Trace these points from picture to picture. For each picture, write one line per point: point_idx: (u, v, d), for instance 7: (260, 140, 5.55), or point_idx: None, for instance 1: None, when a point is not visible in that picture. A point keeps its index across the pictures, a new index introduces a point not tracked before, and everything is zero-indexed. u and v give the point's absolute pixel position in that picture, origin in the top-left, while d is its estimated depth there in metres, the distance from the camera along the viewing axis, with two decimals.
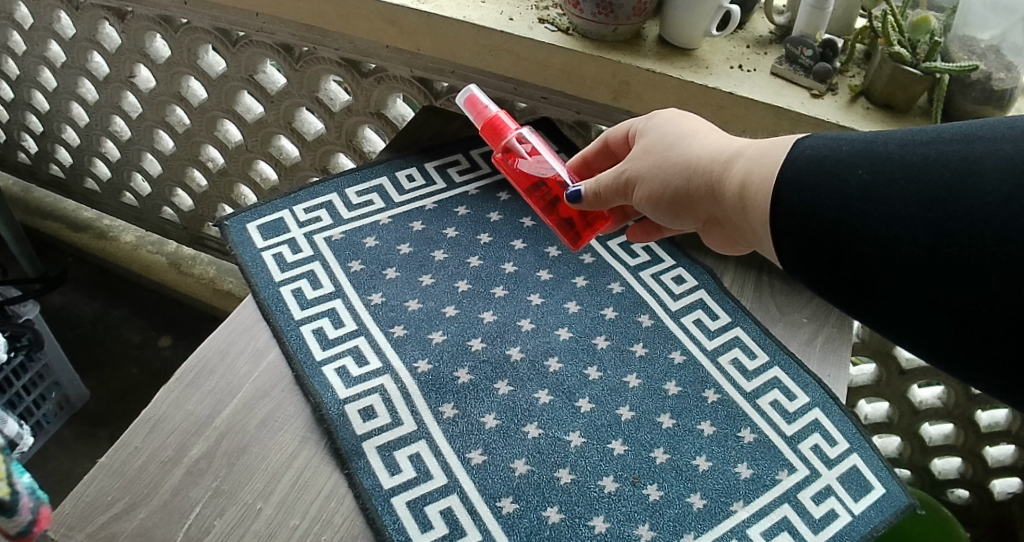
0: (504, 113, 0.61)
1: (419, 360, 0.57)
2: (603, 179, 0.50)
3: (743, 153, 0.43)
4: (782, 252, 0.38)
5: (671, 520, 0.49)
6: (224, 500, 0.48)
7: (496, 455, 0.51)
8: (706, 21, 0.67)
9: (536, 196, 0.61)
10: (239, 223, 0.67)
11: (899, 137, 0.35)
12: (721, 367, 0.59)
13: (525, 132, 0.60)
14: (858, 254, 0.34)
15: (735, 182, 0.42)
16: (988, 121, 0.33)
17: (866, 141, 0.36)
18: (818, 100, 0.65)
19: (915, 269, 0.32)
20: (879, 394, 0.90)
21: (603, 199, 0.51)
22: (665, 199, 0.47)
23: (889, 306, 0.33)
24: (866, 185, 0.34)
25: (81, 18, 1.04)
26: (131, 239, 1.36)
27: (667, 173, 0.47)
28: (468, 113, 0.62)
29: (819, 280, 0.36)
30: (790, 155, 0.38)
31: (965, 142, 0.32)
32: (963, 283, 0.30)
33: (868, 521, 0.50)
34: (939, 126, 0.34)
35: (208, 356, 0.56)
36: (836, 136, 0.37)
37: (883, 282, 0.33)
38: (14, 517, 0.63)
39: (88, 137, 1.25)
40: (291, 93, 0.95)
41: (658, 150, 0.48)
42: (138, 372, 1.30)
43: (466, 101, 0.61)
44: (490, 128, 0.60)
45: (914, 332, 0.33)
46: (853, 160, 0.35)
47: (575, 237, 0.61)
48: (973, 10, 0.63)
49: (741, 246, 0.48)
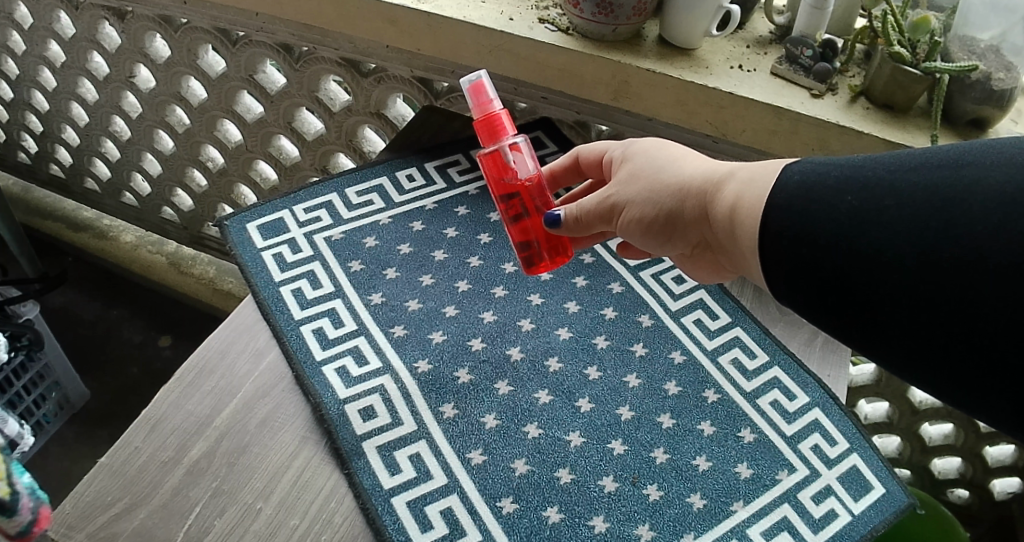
0: (505, 114, 0.55)
1: (419, 360, 0.57)
2: (586, 204, 0.50)
3: (735, 174, 0.43)
4: (771, 275, 0.37)
5: (671, 520, 0.49)
6: (225, 500, 0.48)
7: (496, 455, 0.51)
8: (706, 21, 0.67)
9: (503, 206, 0.57)
10: (239, 223, 0.67)
11: (886, 162, 0.35)
12: (721, 367, 0.59)
13: (520, 140, 0.55)
14: (853, 275, 0.33)
15: (726, 204, 0.42)
16: (975, 146, 0.33)
17: (855, 166, 0.36)
18: (818, 100, 0.65)
19: (912, 286, 0.31)
20: (878, 394, 0.91)
21: (584, 224, 0.50)
22: (658, 221, 0.46)
23: (884, 327, 0.33)
24: (855, 212, 0.34)
25: (81, 19, 1.05)
26: (131, 239, 1.36)
27: (660, 195, 0.46)
28: (468, 98, 0.54)
29: (814, 303, 0.36)
30: (778, 181, 0.38)
31: (956, 168, 0.32)
32: (959, 296, 0.30)
33: (868, 521, 0.50)
34: (925, 151, 0.34)
35: (207, 357, 0.56)
36: (824, 161, 0.37)
37: (878, 302, 0.33)
38: (14, 517, 0.63)
39: (88, 136, 1.24)
40: (291, 93, 0.95)
41: (647, 173, 0.47)
42: (138, 372, 1.30)
43: (472, 84, 0.54)
44: (490, 126, 0.54)
45: (909, 352, 0.32)
46: (842, 187, 0.35)
47: (529, 260, 0.58)
48: (972, 10, 0.63)
49: (729, 267, 0.48)
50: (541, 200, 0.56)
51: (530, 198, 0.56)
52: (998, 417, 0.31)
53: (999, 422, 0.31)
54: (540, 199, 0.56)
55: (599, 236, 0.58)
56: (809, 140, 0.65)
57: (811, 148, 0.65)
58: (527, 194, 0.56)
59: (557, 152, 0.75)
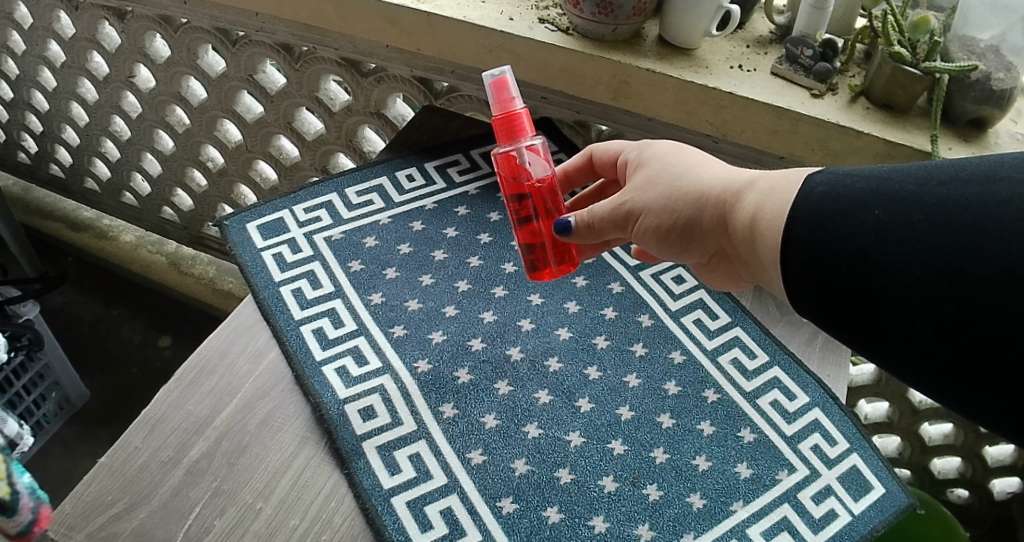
0: (526, 112, 0.54)
1: (419, 360, 0.57)
2: (600, 210, 0.49)
3: (754, 184, 0.43)
4: (789, 285, 0.37)
5: (671, 520, 0.49)
6: (224, 500, 0.48)
7: (496, 455, 0.51)
8: (706, 21, 0.67)
9: (512, 206, 0.57)
10: (239, 223, 0.67)
11: (912, 175, 0.35)
12: (721, 367, 0.59)
13: (537, 141, 0.54)
14: (870, 287, 0.34)
15: (746, 215, 0.42)
16: (1003, 158, 0.33)
17: (880, 179, 0.35)
18: (818, 100, 0.65)
19: (929, 294, 0.32)
20: (878, 394, 0.91)
21: (597, 230, 0.50)
22: (674, 229, 0.46)
23: (895, 334, 0.33)
24: (881, 226, 0.34)
25: (81, 19, 1.04)
26: (131, 239, 1.36)
27: (678, 204, 0.46)
28: (489, 93, 0.53)
29: (823, 308, 0.36)
30: (801, 192, 0.38)
31: (986, 185, 0.32)
32: (979, 309, 0.30)
33: (868, 521, 0.50)
34: (953, 164, 0.34)
35: (207, 356, 0.56)
36: (848, 172, 0.37)
37: (892, 316, 0.33)
38: (14, 516, 0.63)
39: (88, 136, 1.24)
40: (291, 93, 0.95)
41: (664, 181, 0.47)
42: (138, 372, 1.30)
43: (496, 80, 0.52)
44: (509, 125, 0.53)
45: (919, 363, 0.33)
46: (866, 200, 0.35)
47: (533, 264, 0.58)
48: (972, 10, 0.63)
49: (746, 277, 0.48)
50: (552, 202, 0.56)
51: (541, 199, 0.56)
52: (997, 420, 0.31)
53: (997, 429, 0.32)
54: (550, 200, 0.56)
55: (605, 244, 0.59)
56: (809, 140, 0.65)
57: (811, 148, 0.65)
58: (538, 195, 0.56)
59: (559, 153, 0.76)
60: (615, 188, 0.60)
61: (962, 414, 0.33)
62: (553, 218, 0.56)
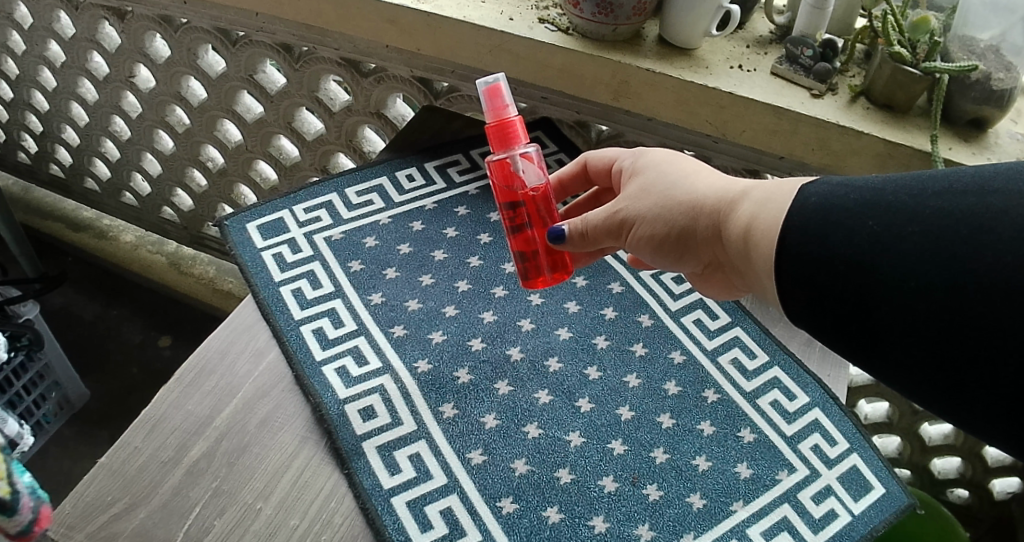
0: (519, 120, 0.54)
1: (419, 360, 0.57)
2: (592, 219, 0.49)
3: (749, 193, 0.43)
4: (785, 295, 0.37)
5: (671, 520, 0.49)
6: (224, 500, 0.48)
7: (496, 455, 0.51)
8: (706, 21, 0.67)
9: (506, 214, 0.57)
10: (239, 223, 0.67)
11: (906, 185, 0.35)
12: (722, 367, 0.59)
13: (531, 148, 0.54)
14: (868, 298, 0.34)
15: (741, 224, 0.42)
16: (999, 168, 0.33)
17: (874, 189, 0.35)
18: (817, 100, 0.65)
19: (926, 306, 0.32)
20: (878, 394, 0.91)
21: (590, 238, 0.50)
22: (669, 237, 0.46)
23: (891, 348, 0.33)
24: (876, 236, 0.34)
25: (81, 18, 1.04)
26: (131, 239, 1.36)
27: (672, 212, 0.46)
28: (483, 100, 0.53)
29: (821, 320, 0.36)
30: (796, 200, 0.38)
31: (980, 196, 0.32)
32: (980, 319, 0.30)
33: (869, 521, 0.50)
34: (947, 173, 0.34)
35: (207, 357, 0.56)
36: (843, 181, 0.37)
37: (888, 329, 0.33)
38: (14, 516, 0.63)
39: (88, 136, 1.24)
40: (291, 93, 0.95)
41: (657, 190, 0.47)
42: (138, 372, 1.30)
43: (489, 87, 0.52)
44: (503, 133, 0.53)
45: (916, 376, 0.33)
46: (861, 211, 0.35)
47: (526, 272, 0.58)
48: (972, 10, 0.63)
49: (740, 286, 0.48)
50: (546, 210, 0.56)
51: (535, 208, 0.56)
52: (995, 428, 0.31)
53: (992, 440, 0.32)
54: (544, 208, 0.56)
55: (599, 252, 0.59)
56: (808, 140, 0.65)
57: (811, 148, 0.65)
58: (531, 203, 0.56)
59: (558, 153, 0.76)
60: (608, 195, 0.60)
61: (959, 424, 0.33)
62: (547, 225, 0.56)
